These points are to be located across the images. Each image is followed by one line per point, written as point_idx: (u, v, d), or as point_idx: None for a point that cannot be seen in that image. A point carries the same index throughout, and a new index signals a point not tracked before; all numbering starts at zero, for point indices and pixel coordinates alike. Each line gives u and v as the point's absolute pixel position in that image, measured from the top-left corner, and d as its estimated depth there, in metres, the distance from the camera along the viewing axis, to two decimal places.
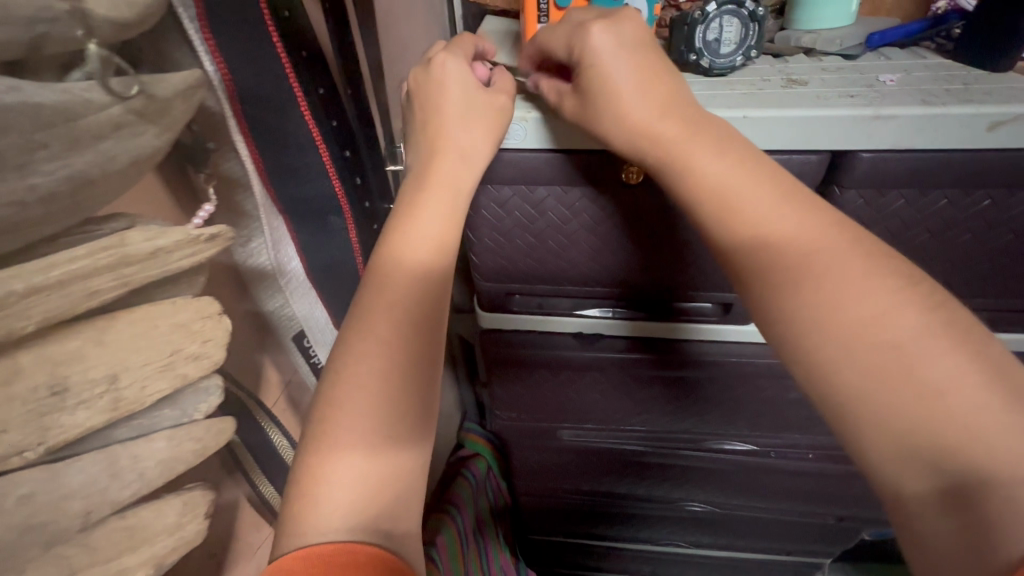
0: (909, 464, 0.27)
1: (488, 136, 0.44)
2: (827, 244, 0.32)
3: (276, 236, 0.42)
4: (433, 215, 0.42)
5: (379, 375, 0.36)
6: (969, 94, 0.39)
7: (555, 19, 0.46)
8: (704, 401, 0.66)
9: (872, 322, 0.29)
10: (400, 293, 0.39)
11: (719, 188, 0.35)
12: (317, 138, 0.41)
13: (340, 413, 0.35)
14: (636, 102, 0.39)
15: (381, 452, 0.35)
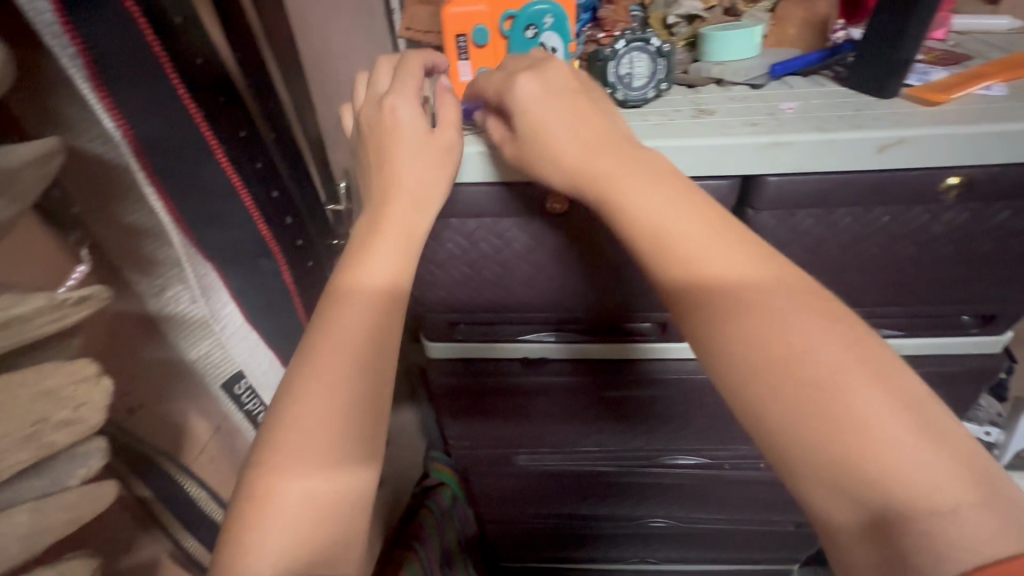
0: (835, 495, 0.28)
1: (437, 168, 0.42)
2: (755, 274, 0.33)
3: (204, 284, 0.41)
4: (390, 252, 0.40)
5: (330, 412, 0.36)
6: (858, 120, 0.42)
7: (475, 59, 0.47)
8: (654, 418, 0.67)
9: (800, 358, 0.30)
10: (345, 337, 0.38)
11: (653, 223, 0.35)
12: (238, 183, 0.41)
13: (277, 461, 0.34)
14: (565, 138, 0.39)
15: (331, 483, 0.35)
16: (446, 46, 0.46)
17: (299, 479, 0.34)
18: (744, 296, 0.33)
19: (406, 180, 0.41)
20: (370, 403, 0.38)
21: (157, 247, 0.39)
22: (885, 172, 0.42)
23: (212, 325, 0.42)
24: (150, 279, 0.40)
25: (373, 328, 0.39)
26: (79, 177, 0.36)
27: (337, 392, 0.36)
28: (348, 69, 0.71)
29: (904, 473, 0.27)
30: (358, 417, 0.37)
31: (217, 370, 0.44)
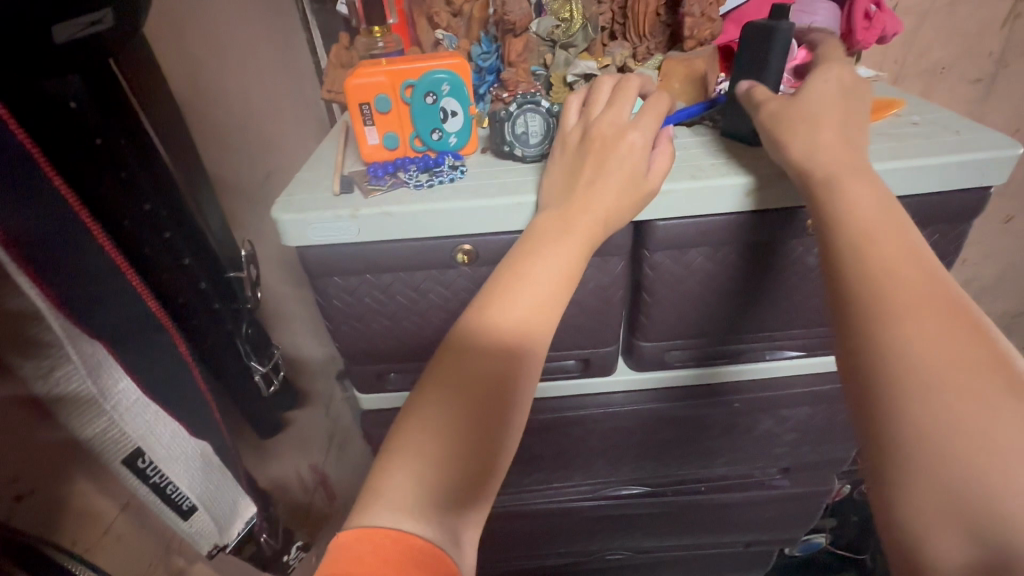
0: (939, 496, 0.29)
1: (624, 193, 0.44)
2: (906, 279, 0.36)
3: (91, 363, 0.36)
4: (546, 290, 0.42)
5: (451, 441, 0.36)
6: (726, 167, 0.48)
7: (380, 124, 0.50)
8: (593, 453, 0.68)
9: (948, 359, 0.32)
10: (484, 362, 0.39)
11: (864, 223, 0.38)
12: (121, 263, 0.36)
13: (381, 498, 0.34)
14: (833, 136, 0.43)
15: (444, 509, 0.35)
16: (352, 114, 0.49)
17: (397, 508, 0.34)
18: (918, 299, 0.35)
19: (603, 198, 0.44)
20: (491, 435, 0.38)
21: (44, 329, 0.33)
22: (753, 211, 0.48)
23: (100, 405, 0.37)
24: (34, 360, 0.34)
25: (496, 362, 0.39)
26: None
27: (458, 420, 0.37)
28: (274, 130, 0.73)
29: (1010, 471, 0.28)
30: (476, 451, 0.37)
31: (109, 450, 0.38)
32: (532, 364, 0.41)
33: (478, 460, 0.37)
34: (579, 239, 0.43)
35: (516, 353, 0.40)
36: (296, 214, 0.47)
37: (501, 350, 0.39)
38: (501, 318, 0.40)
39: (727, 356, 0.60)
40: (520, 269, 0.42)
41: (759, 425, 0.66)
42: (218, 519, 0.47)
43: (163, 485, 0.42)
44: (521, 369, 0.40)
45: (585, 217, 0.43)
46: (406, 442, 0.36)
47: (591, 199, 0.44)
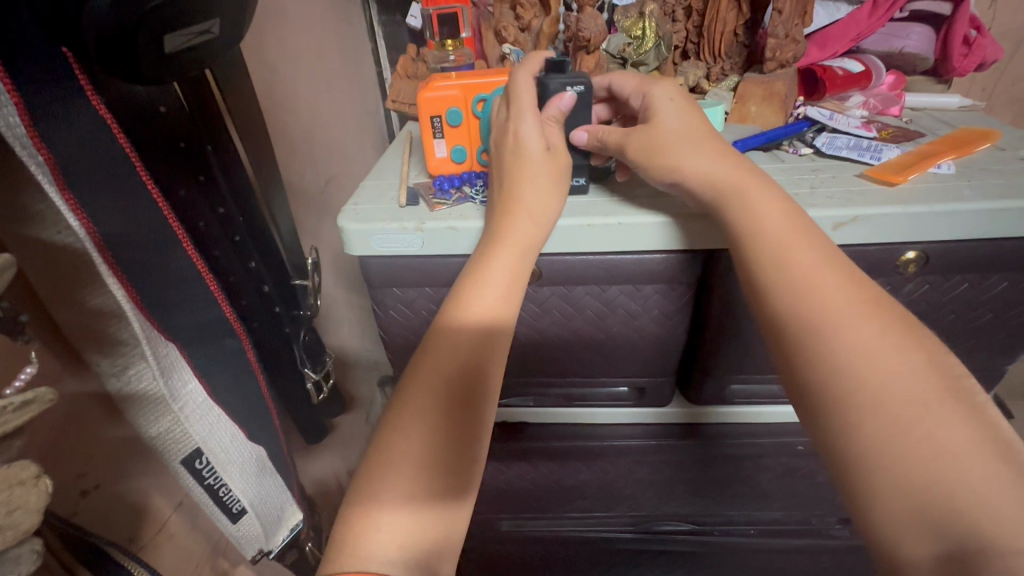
0: (905, 509, 0.27)
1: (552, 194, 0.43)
2: (823, 288, 0.34)
3: (164, 363, 0.36)
4: (490, 290, 0.38)
5: (417, 454, 0.32)
6: (813, 199, 0.44)
7: (449, 137, 0.50)
8: (640, 485, 0.65)
9: (877, 370, 0.30)
10: (435, 358, 0.35)
11: (779, 232, 0.37)
12: (202, 268, 0.37)
13: (368, 492, 0.32)
14: (694, 155, 0.42)
15: (423, 522, 0.31)
16: (423, 127, 0.49)
17: (386, 513, 0.31)
18: (851, 310, 0.33)
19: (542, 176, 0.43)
20: (473, 439, 0.34)
21: (120, 327, 0.35)
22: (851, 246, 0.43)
23: (170, 404, 0.37)
24: (109, 359, 0.35)
25: (457, 362, 0.35)
26: (37, 255, 0.32)
27: (406, 432, 0.33)
28: (339, 137, 0.74)
29: (973, 480, 0.26)
30: (456, 457, 0.33)
31: (173, 447, 0.39)
32: (497, 356, 0.37)
33: (457, 461, 0.33)
34: (512, 238, 0.40)
35: (481, 344, 0.36)
36: (361, 225, 0.47)
37: (452, 349, 0.36)
38: (447, 322, 0.37)
39: (789, 395, 0.56)
40: (473, 273, 0.39)
41: (822, 471, 0.62)
42: (265, 523, 0.47)
43: (218, 488, 0.42)
44: (487, 361, 0.36)
45: (531, 198, 0.42)
46: (365, 468, 0.33)
47: (523, 188, 0.42)
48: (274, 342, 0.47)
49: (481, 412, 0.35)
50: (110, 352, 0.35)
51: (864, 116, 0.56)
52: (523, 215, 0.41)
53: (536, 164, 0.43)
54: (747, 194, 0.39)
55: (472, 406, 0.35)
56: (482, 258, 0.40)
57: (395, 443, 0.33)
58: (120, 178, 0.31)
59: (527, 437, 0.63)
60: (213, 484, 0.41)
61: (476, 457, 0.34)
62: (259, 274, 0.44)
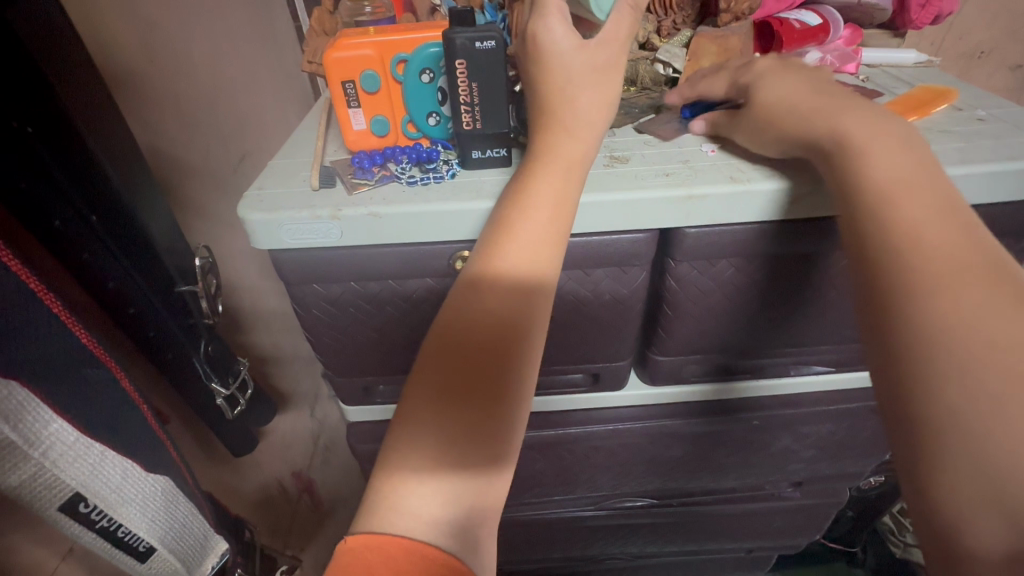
0: (946, 499, 0.27)
1: (600, 108, 0.40)
2: (941, 255, 0.31)
3: (10, 409, 0.29)
4: (533, 238, 0.36)
5: (443, 433, 0.32)
6: (770, 168, 0.41)
7: (367, 108, 0.43)
8: (597, 468, 0.63)
9: (988, 350, 0.27)
10: (484, 310, 0.35)
11: (872, 182, 0.34)
12: (38, 288, 0.30)
13: (409, 467, 0.31)
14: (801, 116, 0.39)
15: (449, 504, 0.31)
16: (333, 95, 0.41)
17: (421, 493, 0.31)
18: (948, 271, 0.30)
19: (578, 115, 0.39)
20: (506, 413, 0.34)
21: None
22: (789, 221, 0.42)
23: (27, 453, 0.30)
24: None
25: (495, 315, 0.35)
26: None
27: (421, 419, 0.33)
28: (252, 105, 0.65)
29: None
30: (480, 429, 0.33)
31: (40, 499, 0.32)
32: (535, 322, 0.36)
33: (488, 434, 0.33)
34: (558, 172, 0.38)
35: (528, 294, 0.36)
36: (266, 214, 0.40)
37: (502, 295, 0.35)
38: (493, 269, 0.36)
39: (749, 371, 0.54)
40: (495, 241, 0.36)
41: (776, 442, 0.62)
42: (186, 558, 0.41)
43: (117, 531, 0.36)
44: (531, 310, 0.36)
45: (567, 149, 0.39)
46: (384, 460, 0.33)
47: (548, 146, 0.39)
48: (153, 356, 0.45)
49: (505, 389, 0.34)
50: None
51: None
52: (555, 171, 0.38)
53: (580, 65, 0.39)
54: (856, 142, 0.36)
55: (492, 386, 0.34)
56: (525, 194, 0.37)
57: (415, 433, 0.32)
58: None
59: None
60: (110, 527, 0.35)
61: (510, 432, 0.34)
62: (126, 293, 0.41)
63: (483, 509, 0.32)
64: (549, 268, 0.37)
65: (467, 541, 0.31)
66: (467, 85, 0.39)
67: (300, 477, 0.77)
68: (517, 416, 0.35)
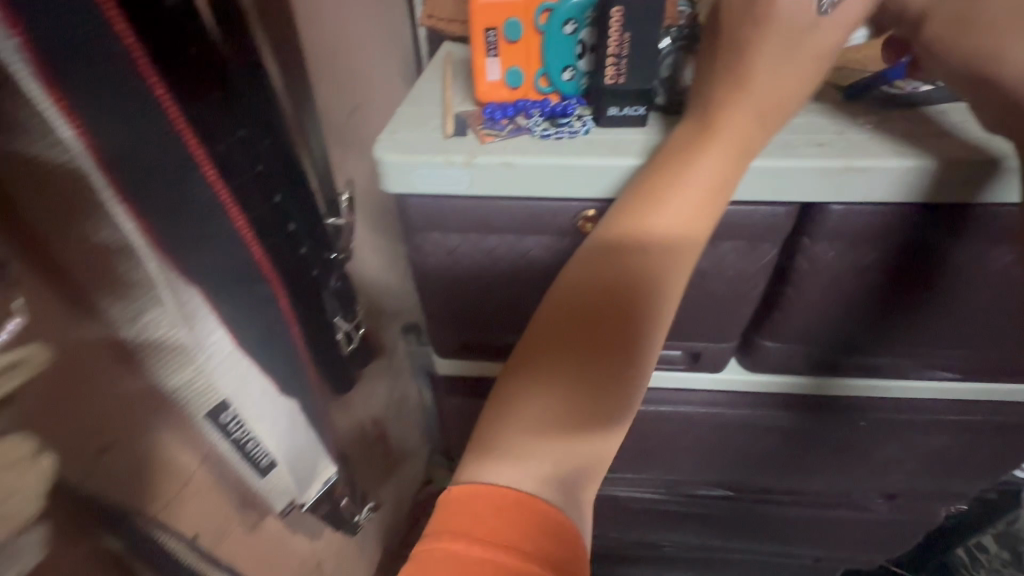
0: None
1: (795, 83, 0.35)
2: None
3: (188, 312, 0.30)
4: (676, 212, 0.35)
5: (572, 385, 0.32)
6: (940, 146, 0.37)
7: (506, 57, 0.42)
8: (680, 451, 0.62)
9: None
10: (619, 277, 0.34)
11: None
12: (226, 199, 0.30)
13: (522, 419, 0.32)
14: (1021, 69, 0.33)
15: (563, 455, 0.32)
16: (475, 41, 0.41)
17: (532, 448, 0.31)
18: None
19: (760, 86, 0.35)
20: (634, 376, 0.33)
21: (132, 266, 0.28)
22: (951, 207, 0.38)
23: (195, 357, 0.32)
24: (122, 302, 0.28)
25: (632, 286, 0.34)
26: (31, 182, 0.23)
27: (552, 374, 0.32)
28: None
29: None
30: (600, 398, 0.32)
31: (199, 402, 0.34)
32: (670, 286, 0.34)
33: (608, 404, 0.33)
34: (716, 147, 0.35)
35: (664, 271, 0.34)
36: (403, 156, 0.40)
37: (638, 266, 0.34)
38: (632, 238, 0.35)
39: (864, 369, 0.51)
40: (637, 209, 0.35)
41: (880, 449, 0.58)
42: (299, 477, 0.44)
43: (251, 443, 0.38)
44: (667, 288, 0.34)
45: (737, 125, 0.35)
46: (498, 405, 0.33)
47: (709, 103, 0.37)
48: None
49: (637, 352, 0.33)
50: (133, 292, 0.28)
51: None
52: (712, 147, 0.35)
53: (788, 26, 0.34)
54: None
55: (623, 358, 0.33)
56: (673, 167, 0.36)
57: (534, 386, 0.32)
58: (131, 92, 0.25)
59: None
60: (246, 439, 0.37)
61: (628, 405, 0.33)
62: None
63: (585, 474, 0.33)
64: (689, 248, 0.35)
65: (573, 491, 0.31)
66: (618, 35, 0.38)
67: (379, 425, 0.80)
68: (636, 392, 0.34)
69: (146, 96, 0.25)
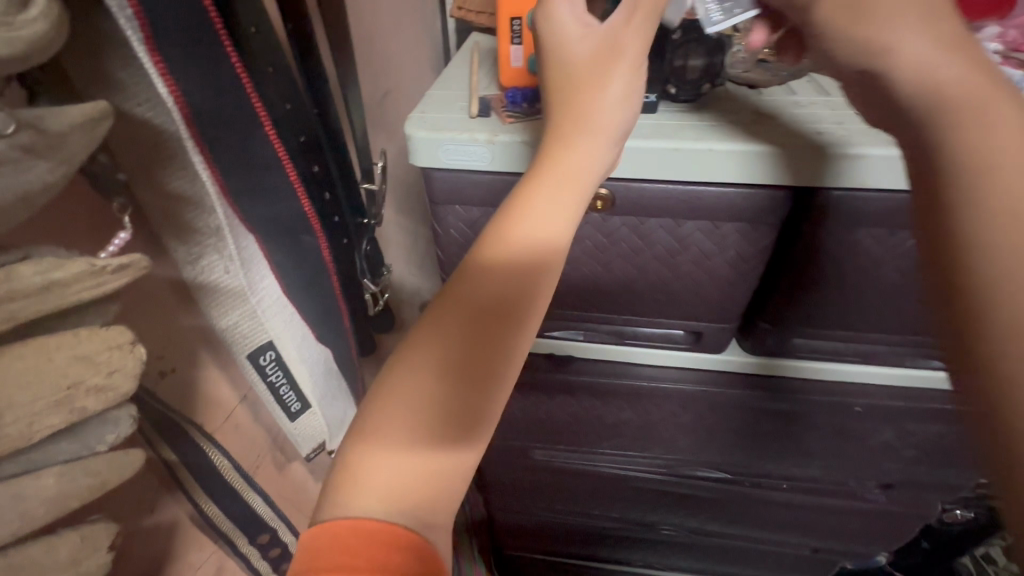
0: None
1: (623, 105, 0.32)
2: None
3: (244, 256, 0.35)
4: (553, 207, 0.30)
5: (433, 404, 0.27)
6: None
7: (529, 44, 0.45)
8: (680, 428, 0.65)
9: None
10: (489, 280, 0.29)
11: (978, 151, 0.27)
12: (283, 154, 0.35)
13: (377, 442, 0.26)
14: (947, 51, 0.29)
15: (410, 481, 0.26)
16: (500, 28, 0.45)
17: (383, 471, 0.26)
18: None
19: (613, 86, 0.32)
20: (501, 399, 0.29)
21: (198, 215, 0.33)
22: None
23: (247, 297, 0.37)
24: (187, 246, 0.34)
25: (504, 290, 0.29)
26: (126, 131, 0.29)
27: (416, 388, 0.27)
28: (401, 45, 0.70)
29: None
30: (464, 412, 0.27)
31: (247, 340, 0.39)
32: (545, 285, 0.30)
33: (477, 417, 0.28)
34: (595, 148, 0.32)
35: (541, 270, 0.29)
36: (431, 132, 0.44)
37: (513, 267, 0.29)
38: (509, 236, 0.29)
39: (857, 354, 0.51)
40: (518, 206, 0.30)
41: (876, 434, 0.60)
42: (330, 424, 0.48)
43: (288, 385, 0.42)
44: (543, 286, 0.30)
45: (602, 127, 0.32)
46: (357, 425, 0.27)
47: (597, 101, 0.32)
48: None
49: (504, 369, 0.29)
50: (197, 238, 0.34)
51: (998, 51, 0.47)
52: (591, 149, 0.32)
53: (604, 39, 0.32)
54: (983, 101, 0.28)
55: (492, 365, 0.28)
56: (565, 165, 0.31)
57: (395, 403, 0.27)
58: (214, 54, 0.29)
59: (572, 370, 0.62)
60: (286, 380, 0.42)
61: (493, 413, 0.29)
62: None
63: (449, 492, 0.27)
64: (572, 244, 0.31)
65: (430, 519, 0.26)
66: None
67: None
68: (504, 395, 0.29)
69: (226, 62, 0.30)
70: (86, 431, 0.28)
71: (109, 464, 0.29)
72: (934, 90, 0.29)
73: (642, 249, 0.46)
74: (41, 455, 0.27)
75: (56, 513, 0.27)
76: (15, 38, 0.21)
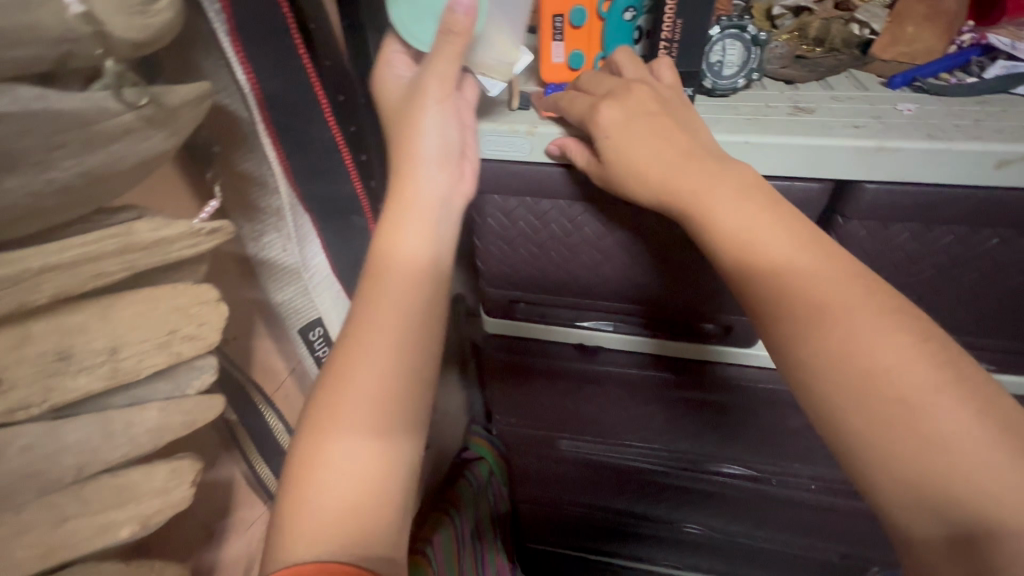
0: None
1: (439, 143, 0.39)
2: (820, 295, 0.29)
3: (300, 234, 0.38)
4: (413, 227, 0.37)
5: (366, 414, 0.32)
6: (978, 131, 0.39)
7: (571, 42, 0.47)
8: (705, 421, 0.65)
9: (899, 378, 0.27)
10: (396, 299, 0.35)
11: (745, 235, 0.32)
12: (340, 142, 0.38)
13: (315, 477, 0.30)
14: (644, 149, 0.36)
15: (340, 512, 0.29)
16: (543, 26, 0.45)
17: (325, 496, 0.29)
18: (829, 309, 0.29)
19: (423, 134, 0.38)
20: (422, 394, 0.34)
21: (264, 196, 0.37)
22: (997, 190, 0.38)
23: (301, 274, 0.40)
24: (252, 224, 0.38)
25: (375, 301, 0.35)
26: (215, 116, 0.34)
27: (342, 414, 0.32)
28: None
29: (985, 464, 0.24)
30: (400, 418, 0.32)
31: (298, 315, 0.41)
32: (388, 293, 0.35)
33: (405, 423, 0.33)
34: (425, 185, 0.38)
35: (414, 278, 0.36)
36: None
37: (400, 279, 0.36)
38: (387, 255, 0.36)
39: None
40: (390, 231, 0.37)
41: None
42: None
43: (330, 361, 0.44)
44: (389, 291, 0.36)
45: (406, 167, 0.39)
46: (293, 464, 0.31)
47: (424, 133, 0.38)
48: None
49: (405, 384, 0.33)
50: (259, 217, 0.38)
51: None
52: (413, 182, 0.38)
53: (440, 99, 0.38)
54: (699, 202, 0.33)
55: (397, 379, 0.33)
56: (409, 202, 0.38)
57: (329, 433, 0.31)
58: (284, 46, 0.32)
59: (601, 361, 0.61)
60: (328, 356, 0.44)
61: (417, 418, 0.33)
62: None
63: (396, 498, 0.31)
64: (441, 260, 0.38)
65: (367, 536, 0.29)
66: (673, 20, 0.42)
67: None
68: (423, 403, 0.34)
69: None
70: (178, 373, 0.31)
71: (199, 404, 0.32)
72: (664, 177, 0.35)
73: (677, 241, 0.46)
74: (142, 391, 0.30)
75: (157, 441, 0.30)
76: (149, 24, 0.25)
